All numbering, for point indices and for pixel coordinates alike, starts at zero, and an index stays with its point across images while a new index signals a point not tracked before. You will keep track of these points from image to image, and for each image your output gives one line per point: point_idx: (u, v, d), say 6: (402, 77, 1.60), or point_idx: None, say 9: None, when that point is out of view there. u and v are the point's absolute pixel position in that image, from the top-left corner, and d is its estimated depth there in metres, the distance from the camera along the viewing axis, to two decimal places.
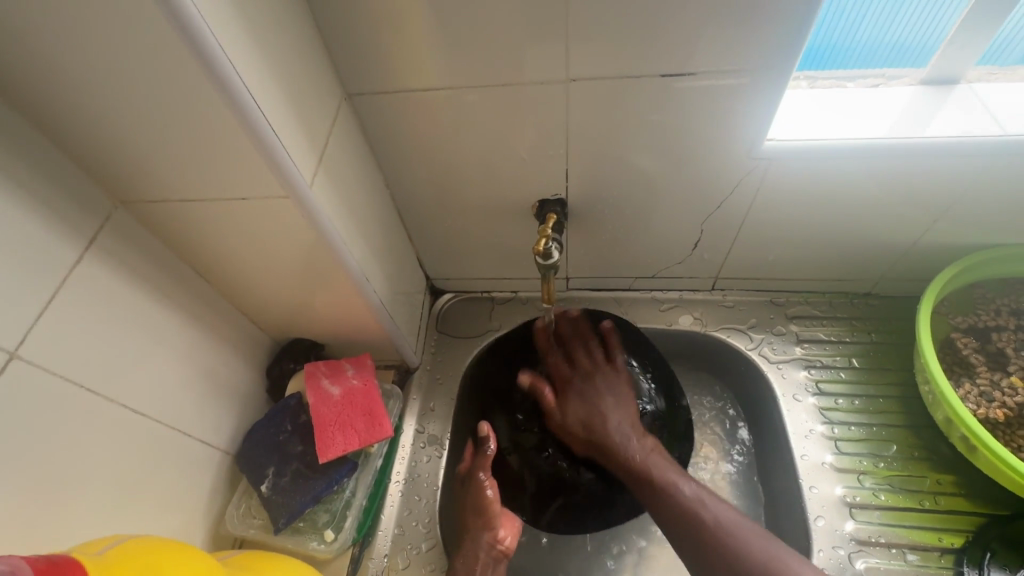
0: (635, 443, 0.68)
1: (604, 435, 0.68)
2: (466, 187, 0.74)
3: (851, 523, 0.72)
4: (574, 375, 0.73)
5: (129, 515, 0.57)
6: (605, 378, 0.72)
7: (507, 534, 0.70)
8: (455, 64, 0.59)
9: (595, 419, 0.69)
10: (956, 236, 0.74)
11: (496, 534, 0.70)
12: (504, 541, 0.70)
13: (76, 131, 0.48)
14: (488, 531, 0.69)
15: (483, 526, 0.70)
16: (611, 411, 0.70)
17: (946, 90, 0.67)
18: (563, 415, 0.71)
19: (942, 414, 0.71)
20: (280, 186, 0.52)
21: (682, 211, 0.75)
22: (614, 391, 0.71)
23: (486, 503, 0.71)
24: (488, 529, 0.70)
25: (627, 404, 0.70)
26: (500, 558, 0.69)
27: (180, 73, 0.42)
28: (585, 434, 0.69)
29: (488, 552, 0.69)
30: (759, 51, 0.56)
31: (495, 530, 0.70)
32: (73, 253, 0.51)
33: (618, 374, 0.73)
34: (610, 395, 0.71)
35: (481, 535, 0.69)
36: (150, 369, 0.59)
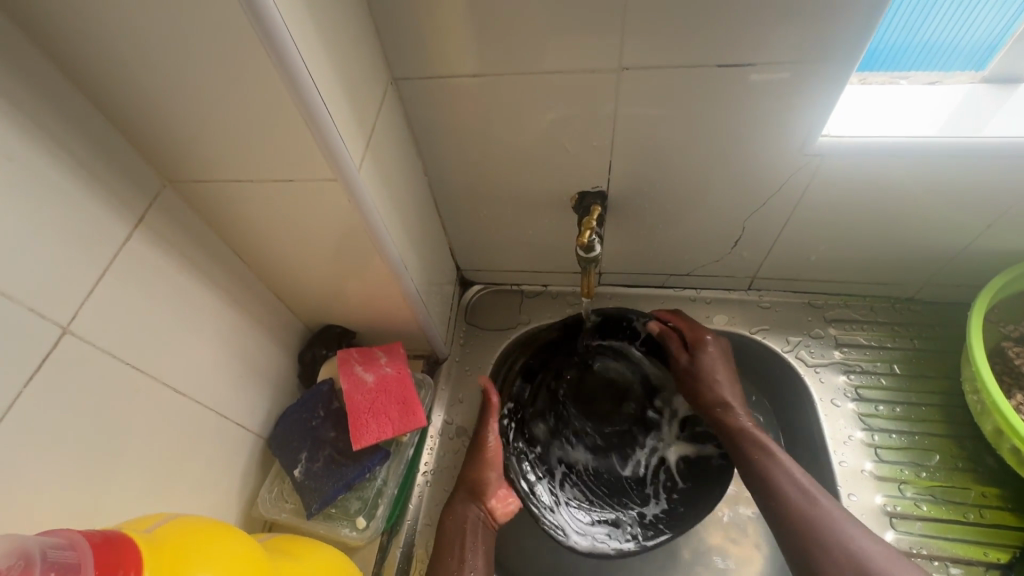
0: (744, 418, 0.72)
1: (711, 398, 0.74)
2: (505, 176, 0.73)
3: (892, 533, 0.70)
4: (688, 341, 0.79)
5: (167, 494, 0.57)
6: (716, 351, 0.77)
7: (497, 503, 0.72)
8: (506, 51, 0.58)
9: (703, 383, 0.75)
10: (1012, 242, 0.71)
11: (486, 505, 0.71)
12: (494, 510, 0.71)
13: (132, 108, 0.48)
14: (477, 503, 0.70)
15: (473, 500, 0.71)
16: (722, 383, 0.75)
17: (1009, 88, 0.64)
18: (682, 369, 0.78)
19: (992, 424, 0.69)
20: (330, 168, 0.51)
21: (725, 208, 0.73)
22: (725, 365, 0.76)
23: (478, 475, 0.72)
24: (478, 500, 0.71)
25: (733, 379, 0.76)
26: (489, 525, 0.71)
27: (240, 48, 0.42)
28: (692, 394, 0.77)
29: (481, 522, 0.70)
30: (823, 42, 0.54)
31: (484, 500, 0.71)
32: (123, 231, 0.51)
33: (727, 354, 0.78)
34: (720, 368, 0.76)
35: (472, 504, 0.70)
36: (191, 350, 0.59)
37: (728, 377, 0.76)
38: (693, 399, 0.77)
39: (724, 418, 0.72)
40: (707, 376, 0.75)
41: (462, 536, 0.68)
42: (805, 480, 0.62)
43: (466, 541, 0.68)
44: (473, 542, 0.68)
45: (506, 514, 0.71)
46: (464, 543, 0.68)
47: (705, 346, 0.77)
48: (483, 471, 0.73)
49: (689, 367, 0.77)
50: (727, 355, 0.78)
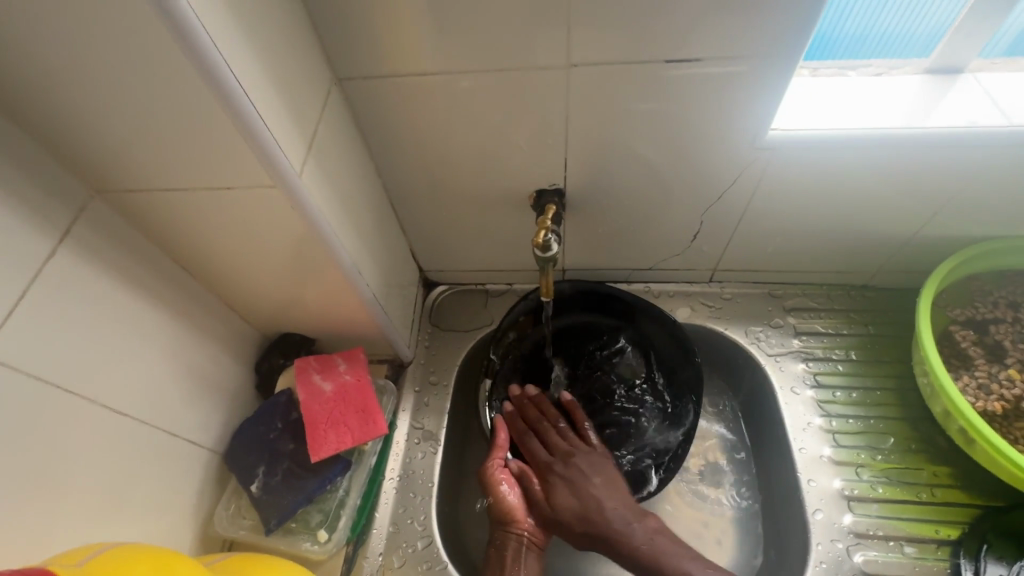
0: (636, 526, 0.68)
1: (599, 524, 0.68)
2: (460, 176, 0.72)
3: (850, 516, 0.72)
4: (553, 461, 0.73)
5: (112, 520, 0.55)
6: (585, 459, 0.73)
7: (540, 522, 0.71)
8: (452, 51, 0.57)
9: (590, 508, 0.69)
10: (956, 228, 0.73)
11: (526, 525, 0.70)
12: (533, 528, 0.70)
13: (48, 114, 0.45)
14: (513, 529, 0.69)
15: (506, 525, 0.70)
16: (603, 493, 0.70)
17: (949, 79, 0.66)
18: (554, 509, 0.69)
19: (940, 406, 0.71)
20: (268, 175, 0.49)
21: (682, 203, 0.74)
22: (600, 470, 0.72)
23: (501, 504, 0.70)
24: (513, 524, 0.70)
25: (614, 481, 0.71)
26: (534, 545, 0.69)
27: (159, 50, 0.40)
28: (582, 530, 0.68)
29: (520, 542, 0.68)
30: (762, 37, 0.54)
31: (520, 523, 0.70)
32: (46, 246, 0.48)
33: (595, 450, 0.74)
34: (595, 477, 0.71)
35: (507, 531, 0.69)
36: (132, 368, 0.57)
37: (608, 485, 0.71)
38: (583, 534, 0.68)
39: (624, 536, 0.67)
40: (590, 498, 0.69)
41: (506, 563, 0.67)
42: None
43: (509, 567, 0.67)
44: (518, 566, 0.67)
45: (549, 529, 0.70)
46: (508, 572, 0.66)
47: (572, 460, 0.72)
48: (501, 502, 0.70)
49: (570, 490, 0.70)
50: (596, 446, 0.75)
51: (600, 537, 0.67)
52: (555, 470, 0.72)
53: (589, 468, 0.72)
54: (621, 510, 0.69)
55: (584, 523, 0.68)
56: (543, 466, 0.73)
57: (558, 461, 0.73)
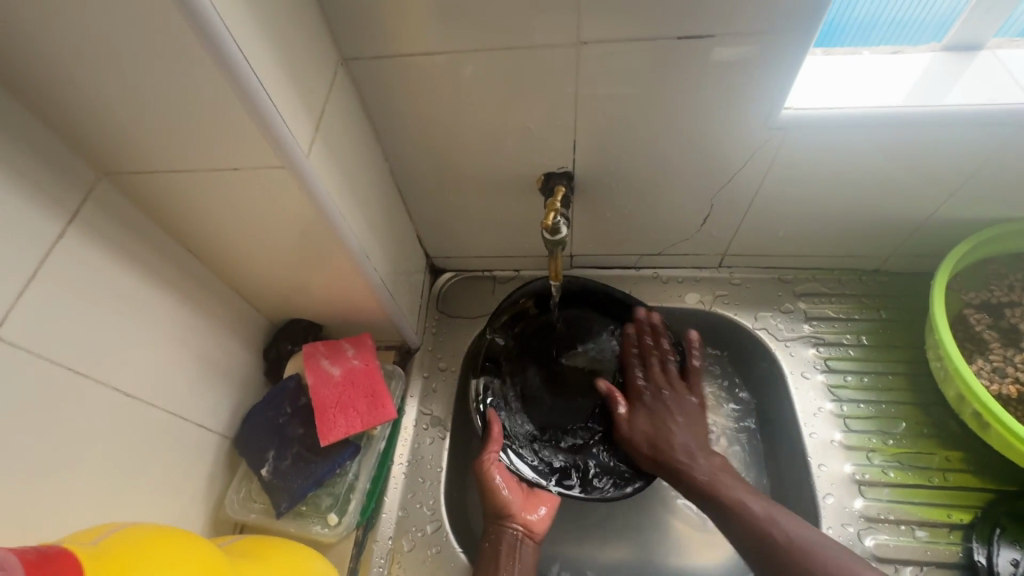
0: (702, 462, 0.68)
1: (670, 454, 0.70)
2: (468, 159, 0.71)
3: (860, 500, 0.72)
4: (646, 390, 0.76)
5: (124, 503, 0.55)
6: (674, 399, 0.74)
7: (534, 516, 0.69)
8: (460, 29, 0.56)
9: (663, 437, 0.71)
10: (972, 210, 0.72)
11: (520, 519, 0.69)
12: (529, 522, 0.69)
13: (52, 94, 0.45)
14: (506, 523, 0.68)
15: (500, 519, 0.68)
16: (679, 429, 0.72)
17: (969, 56, 0.64)
18: (631, 428, 0.73)
19: (954, 390, 0.70)
20: (275, 155, 0.49)
21: (692, 186, 0.73)
22: (683, 411, 0.74)
23: (495, 498, 0.69)
24: (507, 518, 0.68)
25: (695, 425, 0.73)
26: (527, 538, 0.68)
27: (163, 26, 0.39)
28: (649, 452, 0.71)
29: (513, 536, 0.67)
30: (778, 11, 0.53)
31: (514, 517, 0.68)
32: (54, 229, 0.48)
33: (687, 395, 0.75)
34: (679, 416, 0.73)
35: (500, 525, 0.68)
36: (141, 352, 0.57)
37: (689, 424, 0.72)
38: (652, 460, 0.71)
39: (687, 468, 0.68)
40: (665, 430, 0.72)
41: (499, 557, 0.66)
42: (763, 513, 0.61)
43: (502, 562, 0.66)
44: (510, 561, 0.66)
45: (544, 523, 0.69)
46: (501, 567, 0.65)
47: (661, 395, 0.75)
48: (495, 495, 0.69)
49: (649, 420, 0.73)
50: (690, 394, 0.76)
51: (664, 466, 0.70)
52: (643, 399, 0.75)
53: (675, 406, 0.74)
54: (692, 447, 0.70)
55: (654, 449, 0.71)
56: (636, 395, 0.76)
57: (650, 392, 0.76)
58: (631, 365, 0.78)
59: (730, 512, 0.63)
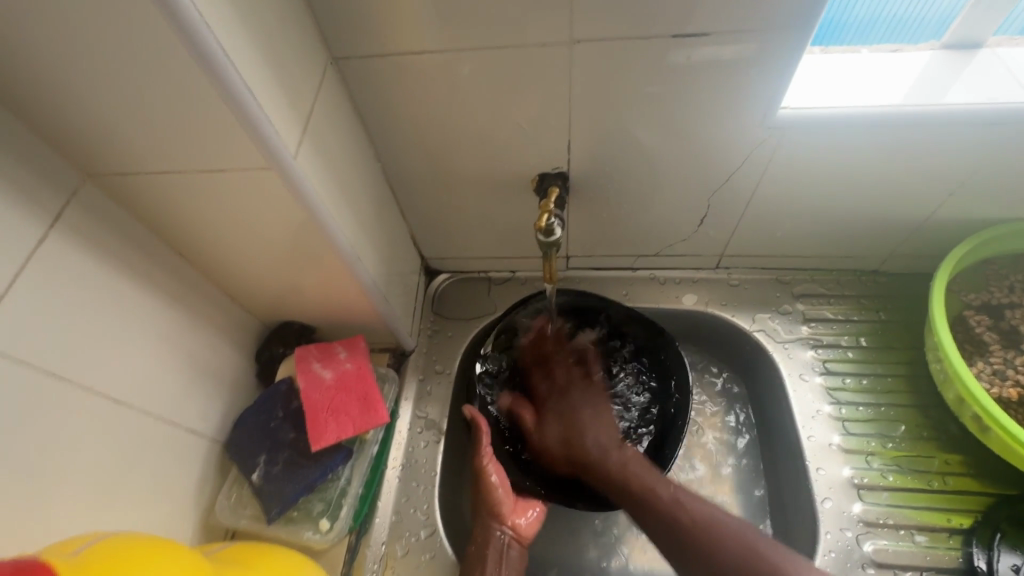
0: (612, 450, 0.67)
1: (582, 450, 0.68)
2: (461, 160, 0.70)
3: (859, 504, 0.71)
4: (549, 395, 0.74)
5: (111, 510, 0.54)
6: (580, 392, 0.73)
7: (522, 519, 0.71)
8: (450, 27, 0.55)
9: (576, 435, 0.70)
10: (972, 210, 0.71)
11: (509, 524, 0.70)
12: (518, 527, 0.70)
13: (31, 94, 0.44)
14: (498, 523, 0.69)
15: (492, 519, 0.69)
16: (590, 425, 0.70)
17: (968, 55, 0.64)
18: (543, 436, 0.72)
19: (954, 393, 0.69)
20: (262, 157, 0.48)
21: (688, 187, 0.72)
22: (590, 403, 0.72)
23: (490, 497, 0.70)
24: (500, 520, 0.70)
25: (603, 415, 0.71)
26: (514, 542, 0.69)
27: (141, 25, 0.38)
28: (565, 455, 0.69)
29: (503, 538, 0.69)
30: (772, 9, 0.52)
31: (505, 518, 0.70)
32: (37, 232, 0.47)
33: (595, 386, 0.74)
34: (586, 408, 0.72)
35: (493, 526, 0.69)
36: (129, 357, 0.56)
37: (597, 416, 0.71)
38: (567, 462, 0.69)
39: (599, 463, 0.66)
40: (575, 426, 0.70)
41: (487, 560, 0.67)
42: (669, 498, 0.61)
43: (491, 564, 0.66)
44: (499, 563, 0.67)
45: (531, 525, 0.71)
46: (489, 569, 0.66)
47: (568, 392, 0.74)
48: (491, 493, 0.70)
49: (559, 421, 0.71)
50: (596, 384, 0.75)
51: (580, 464, 0.68)
52: (548, 402, 0.74)
53: (581, 401, 0.72)
54: (603, 439, 0.68)
55: (568, 448, 0.69)
56: (540, 398, 0.75)
57: (554, 394, 0.74)
58: (537, 370, 0.77)
59: (644, 501, 0.62)
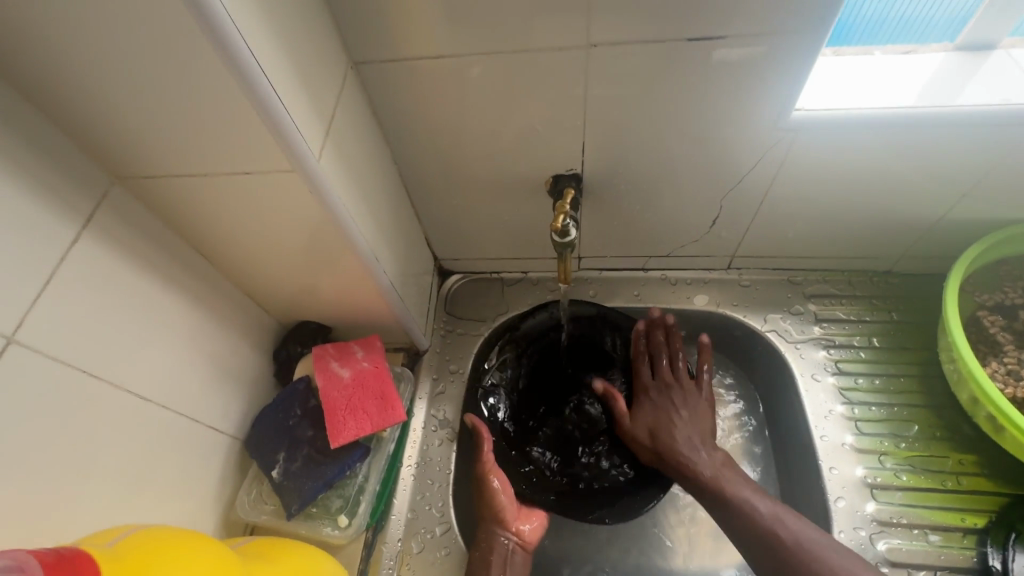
0: (705, 457, 0.69)
1: (669, 446, 0.71)
2: (476, 162, 0.71)
3: (872, 504, 0.71)
4: (651, 385, 0.76)
5: (137, 505, 0.55)
6: (682, 394, 0.75)
7: (524, 525, 0.72)
8: (469, 32, 0.56)
9: (665, 430, 0.72)
10: (987, 211, 0.71)
11: (513, 529, 0.70)
12: (522, 533, 0.71)
13: (65, 99, 0.45)
14: (502, 530, 0.70)
15: (496, 526, 0.70)
16: (683, 425, 0.72)
17: (982, 56, 0.64)
18: (634, 423, 0.74)
19: (968, 393, 0.70)
20: (286, 159, 0.49)
21: (701, 188, 0.72)
22: (689, 406, 0.74)
23: (494, 503, 0.71)
24: (503, 528, 0.70)
25: (700, 419, 0.73)
26: (518, 549, 0.70)
27: (176, 33, 0.39)
28: (651, 445, 0.72)
29: (506, 546, 0.69)
30: (789, 12, 0.52)
31: (509, 525, 0.70)
32: (69, 234, 0.49)
33: (698, 392, 0.75)
34: (683, 411, 0.73)
35: (497, 532, 0.69)
36: (154, 355, 0.57)
37: (693, 420, 0.72)
38: (653, 451, 0.72)
39: (688, 462, 0.69)
40: (666, 422, 0.72)
41: (491, 566, 0.68)
42: (768, 512, 0.62)
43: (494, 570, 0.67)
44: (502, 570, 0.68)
45: (534, 533, 0.71)
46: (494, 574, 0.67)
47: (669, 391, 0.75)
48: (494, 500, 0.71)
49: (650, 416, 0.74)
50: (699, 390, 0.75)
51: (665, 457, 0.71)
52: (649, 394, 0.76)
53: (680, 401, 0.74)
54: (695, 441, 0.70)
55: (655, 440, 0.72)
56: (640, 390, 0.77)
57: (655, 388, 0.76)
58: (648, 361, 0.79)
59: (737, 508, 0.64)
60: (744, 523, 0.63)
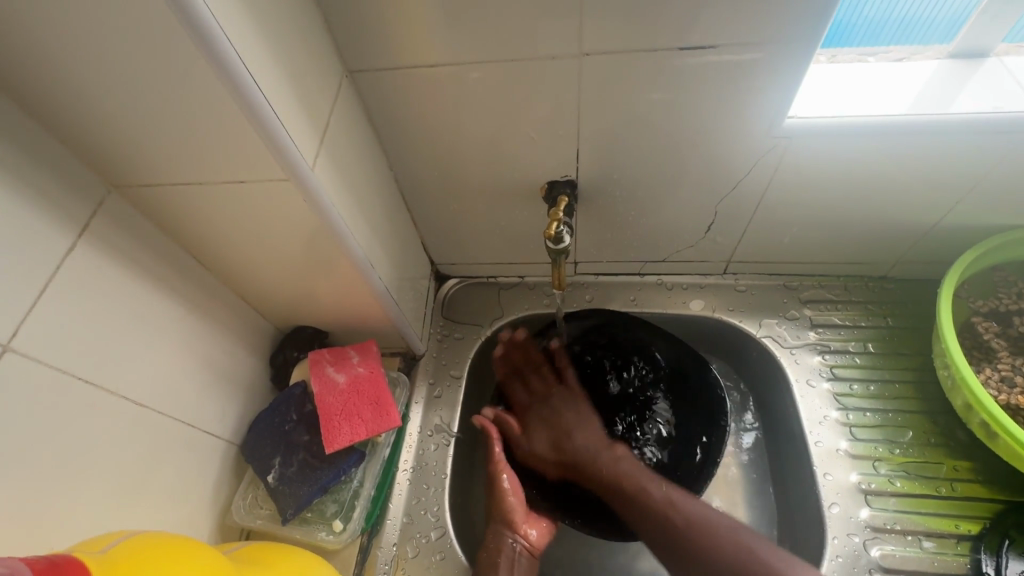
0: (602, 454, 0.73)
1: (574, 454, 0.74)
2: (471, 168, 0.72)
3: (866, 510, 0.71)
4: (533, 401, 0.80)
5: (132, 510, 0.56)
6: (561, 398, 0.79)
7: (534, 530, 0.72)
8: (462, 41, 0.56)
9: (562, 439, 0.76)
10: (980, 218, 0.71)
11: (522, 533, 0.71)
12: (530, 537, 0.71)
13: (61, 109, 0.46)
14: (511, 532, 0.71)
15: (506, 528, 0.71)
16: (578, 431, 0.76)
17: (974, 63, 0.64)
18: (529, 441, 0.77)
19: (961, 399, 0.70)
20: (280, 168, 0.49)
21: (695, 194, 0.73)
22: (572, 407, 0.78)
23: (503, 505, 0.72)
24: (512, 529, 0.71)
25: (587, 417, 0.77)
26: (527, 554, 0.71)
27: (170, 44, 0.40)
28: (556, 458, 0.75)
29: (515, 548, 0.70)
30: (779, 21, 0.53)
31: (518, 528, 0.71)
32: (66, 241, 0.49)
33: (572, 392, 0.80)
34: (569, 413, 0.78)
35: (506, 534, 0.71)
36: (150, 361, 0.58)
37: (581, 422, 0.77)
38: (557, 466, 0.75)
39: (590, 465, 0.73)
40: (561, 432, 0.76)
41: (499, 567, 0.68)
42: (662, 498, 0.66)
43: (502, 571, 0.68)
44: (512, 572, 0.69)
45: (543, 537, 0.72)
46: None
47: (549, 400, 0.79)
48: (505, 502, 0.73)
49: (546, 430, 0.77)
50: (574, 390, 0.80)
51: (573, 466, 0.74)
52: (533, 411, 0.79)
53: (563, 405, 0.79)
54: (592, 442, 0.75)
55: (559, 452, 0.75)
56: (519, 406, 0.81)
57: (535, 401, 0.80)
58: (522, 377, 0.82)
59: (637, 497, 0.68)
60: (660, 532, 0.64)
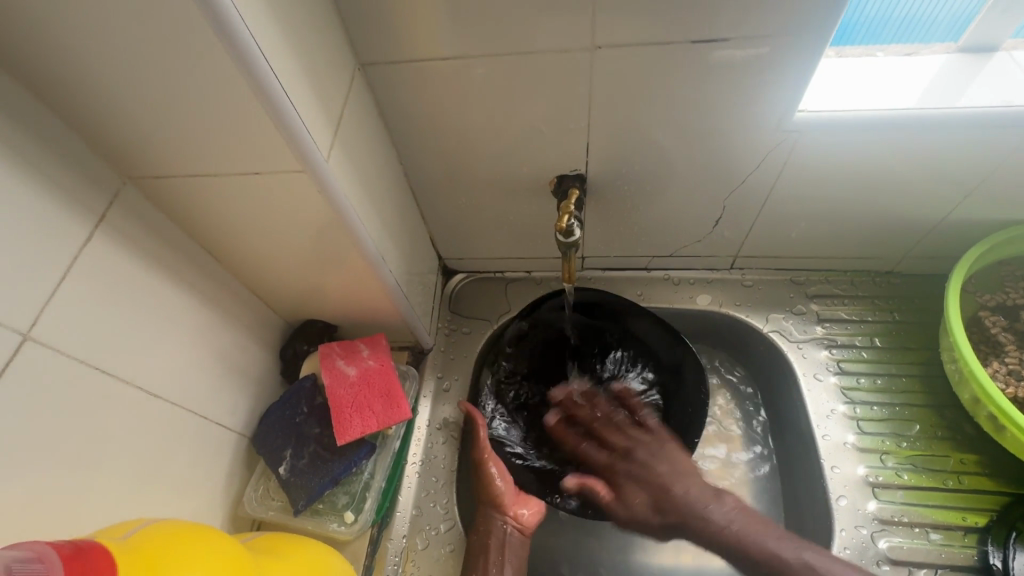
0: (711, 505, 0.62)
1: (674, 505, 0.63)
2: (481, 162, 0.72)
3: (874, 502, 0.71)
4: (620, 462, 0.70)
5: (147, 500, 0.56)
6: (647, 449, 0.69)
7: (525, 511, 0.71)
8: (475, 34, 0.57)
9: (661, 495, 0.65)
10: (989, 212, 0.71)
11: (511, 514, 0.70)
12: (519, 517, 0.70)
13: (78, 100, 0.46)
14: (499, 514, 0.70)
15: (494, 510, 0.70)
16: (671, 479, 0.65)
17: (985, 57, 0.64)
18: (625, 506, 0.66)
19: (969, 392, 0.70)
20: (295, 160, 0.50)
21: (704, 188, 0.73)
22: (663, 457, 0.68)
23: (492, 488, 0.71)
24: (501, 512, 0.70)
25: (681, 466, 0.67)
26: (518, 534, 0.70)
27: (189, 35, 0.40)
28: (658, 516, 0.64)
29: (504, 530, 0.69)
30: (793, 13, 0.53)
31: (507, 509, 0.70)
32: (83, 232, 0.50)
33: (659, 439, 0.70)
34: (661, 465, 0.67)
35: (494, 516, 0.70)
36: (164, 352, 0.58)
37: (677, 469, 0.66)
38: (663, 526, 0.64)
39: (701, 519, 0.62)
40: (658, 485, 0.65)
41: (489, 550, 0.68)
42: (800, 563, 0.57)
43: (491, 554, 0.68)
44: (501, 555, 0.68)
45: (533, 518, 0.70)
46: (492, 559, 0.67)
47: (634, 454, 0.70)
48: (491, 484, 0.71)
49: (640, 487, 0.67)
50: (656, 434, 0.71)
51: (678, 523, 0.63)
52: (619, 469, 0.69)
53: (652, 457, 0.68)
54: (695, 492, 0.64)
55: (660, 510, 0.64)
56: (610, 469, 0.70)
57: (620, 460, 0.70)
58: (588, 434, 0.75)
59: (767, 562, 0.58)
60: None
